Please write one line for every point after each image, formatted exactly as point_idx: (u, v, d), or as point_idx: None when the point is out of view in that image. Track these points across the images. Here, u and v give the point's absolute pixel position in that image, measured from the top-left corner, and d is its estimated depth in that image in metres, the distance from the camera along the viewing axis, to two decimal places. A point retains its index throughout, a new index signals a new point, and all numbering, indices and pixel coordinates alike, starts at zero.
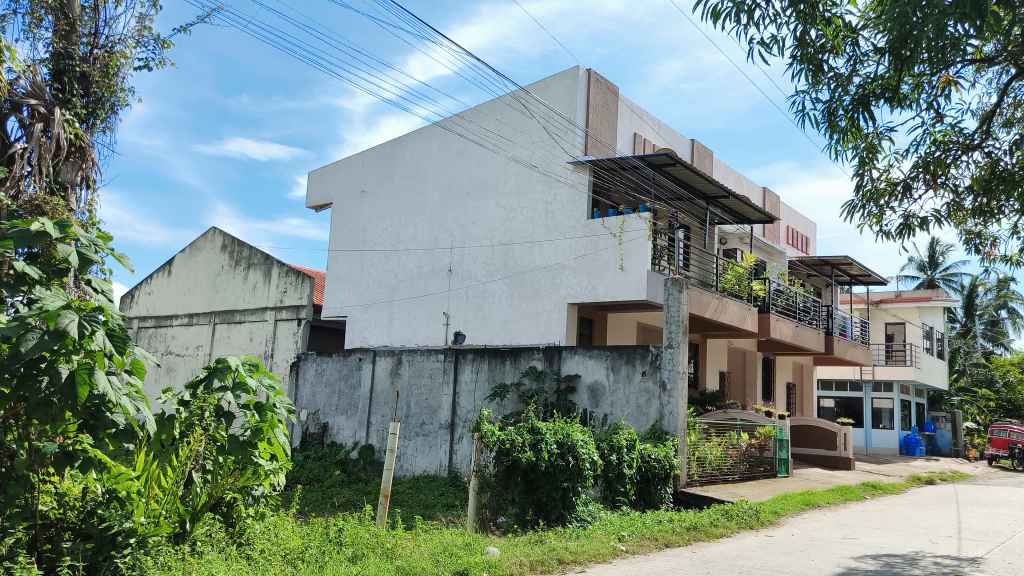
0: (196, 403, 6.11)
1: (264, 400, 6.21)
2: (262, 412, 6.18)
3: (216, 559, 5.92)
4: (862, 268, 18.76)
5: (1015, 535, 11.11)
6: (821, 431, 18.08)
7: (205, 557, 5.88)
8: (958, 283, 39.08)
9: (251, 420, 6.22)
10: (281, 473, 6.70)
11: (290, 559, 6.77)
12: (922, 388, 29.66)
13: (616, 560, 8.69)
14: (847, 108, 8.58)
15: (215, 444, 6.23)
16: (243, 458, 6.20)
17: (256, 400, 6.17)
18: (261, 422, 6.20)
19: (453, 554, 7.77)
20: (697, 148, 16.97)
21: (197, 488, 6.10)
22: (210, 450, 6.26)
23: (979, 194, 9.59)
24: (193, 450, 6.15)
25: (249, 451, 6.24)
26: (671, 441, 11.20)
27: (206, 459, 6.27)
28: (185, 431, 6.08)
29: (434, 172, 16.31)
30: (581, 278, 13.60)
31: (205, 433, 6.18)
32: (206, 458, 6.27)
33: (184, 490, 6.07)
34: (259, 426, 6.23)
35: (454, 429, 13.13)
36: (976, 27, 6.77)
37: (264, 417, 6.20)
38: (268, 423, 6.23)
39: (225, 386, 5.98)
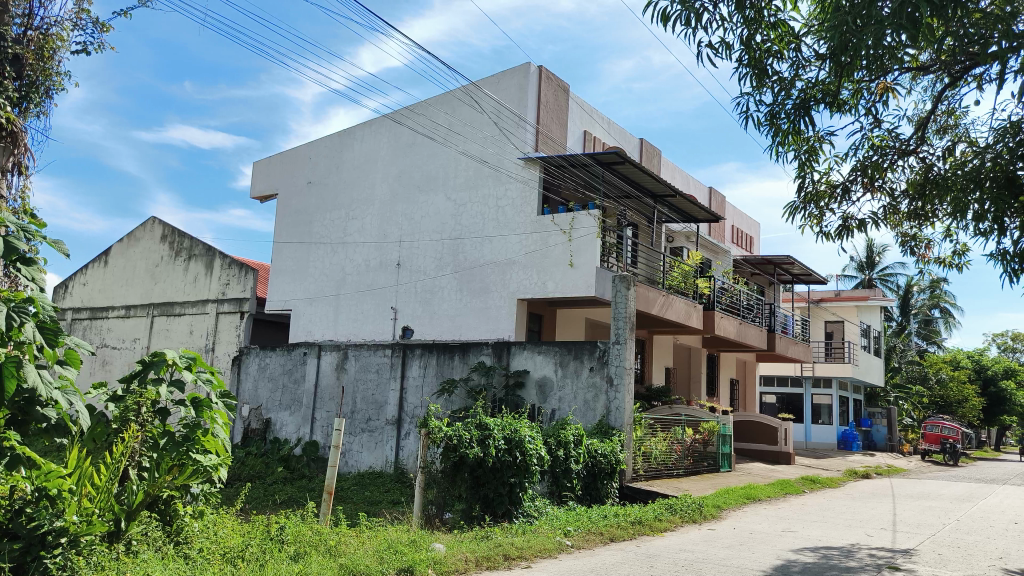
0: (132, 398, 5.93)
1: (202, 396, 6.17)
2: (199, 407, 6.15)
3: (152, 559, 5.74)
4: (803, 268, 19.24)
5: (945, 527, 11.51)
6: (763, 427, 18.48)
7: (141, 557, 5.70)
8: (895, 283, 40.46)
9: (188, 416, 6.19)
10: (222, 470, 6.54)
11: (230, 558, 6.50)
12: (859, 385, 30.62)
13: (562, 555, 8.73)
14: (789, 113, 8.86)
15: (151, 441, 6.03)
16: (182, 454, 6.06)
17: (193, 395, 6.16)
18: (199, 418, 6.17)
19: (399, 551, 7.69)
20: (646, 147, 17.15)
21: (133, 486, 5.85)
22: (146, 446, 6.02)
23: (915, 198, 10.05)
24: (130, 446, 5.87)
25: (188, 447, 6.10)
26: (618, 436, 11.32)
27: (142, 456, 6.02)
28: (118, 428, 5.90)
29: (383, 165, 16.14)
30: (531, 274, 13.61)
31: (140, 429, 5.96)
32: (143, 455, 6.02)
33: (118, 488, 5.80)
34: (199, 420, 6.19)
35: (401, 424, 13.01)
36: (911, 37, 7.00)
37: (201, 413, 6.17)
38: (206, 419, 6.21)
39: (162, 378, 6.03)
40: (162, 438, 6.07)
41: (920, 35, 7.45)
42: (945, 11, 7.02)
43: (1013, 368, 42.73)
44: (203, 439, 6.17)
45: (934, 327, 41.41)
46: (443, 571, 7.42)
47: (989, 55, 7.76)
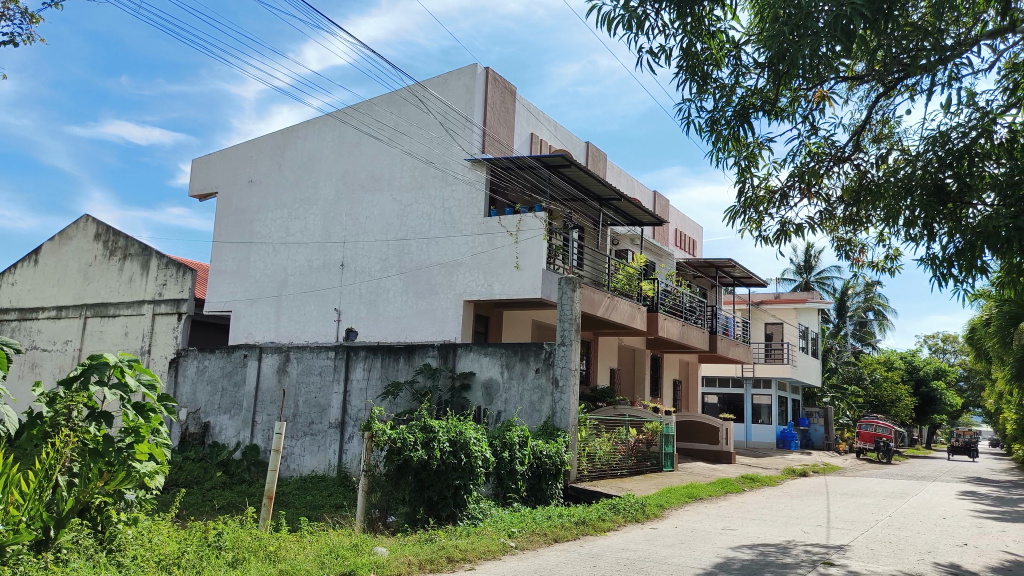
0: (63, 401, 5.69)
1: (144, 401, 6.12)
2: (143, 412, 6.10)
3: (84, 568, 5.50)
4: (744, 271, 19.65)
5: (878, 523, 11.87)
6: (705, 426, 18.81)
7: (73, 566, 5.45)
8: (832, 286, 41.64)
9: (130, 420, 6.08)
10: (159, 477, 6.38)
11: (166, 565, 6.22)
12: (798, 385, 31.43)
13: (506, 556, 8.74)
14: (729, 120, 9.05)
15: (86, 447, 5.76)
16: (120, 462, 5.89)
17: (136, 400, 6.09)
18: (143, 423, 6.09)
19: (340, 555, 7.59)
20: (592, 150, 17.29)
21: (64, 493, 5.55)
22: (79, 452, 5.71)
23: (850, 205, 10.41)
24: (64, 453, 5.60)
25: (127, 455, 5.95)
26: (563, 437, 11.40)
27: (74, 462, 5.72)
28: (49, 432, 5.60)
29: (327, 164, 15.93)
30: (477, 276, 13.59)
31: (74, 434, 5.71)
32: (75, 461, 5.70)
33: (48, 496, 5.50)
34: (140, 428, 6.09)
35: (345, 428, 12.85)
36: (846, 47, 7.20)
37: (147, 418, 6.10)
38: (148, 425, 6.12)
39: (105, 383, 5.87)
40: (100, 444, 5.83)
41: (853, 46, 7.69)
42: (878, 24, 7.27)
43: (943, 368, 44.41)
44: (143, 446, 6.05)
45: (869, 329, 42.75)
46: (385, 573, 7.35)
47: (920, 66, 8.06)
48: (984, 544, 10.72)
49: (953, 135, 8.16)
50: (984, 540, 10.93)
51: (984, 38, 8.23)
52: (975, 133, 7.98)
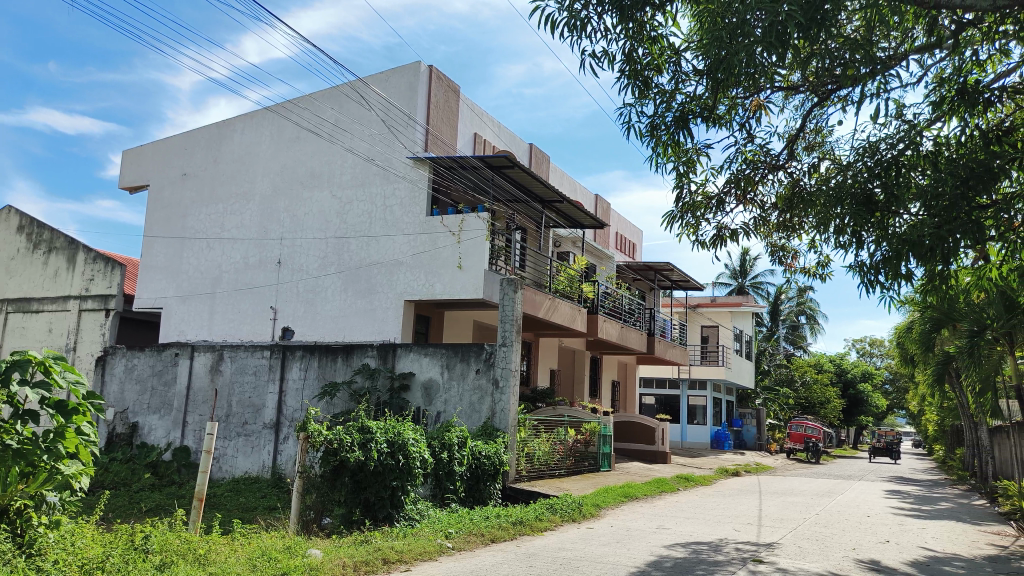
0: None
1: (69, 399, 5.73)
2: (66, 413, 5.68)
3: None
4: (682, 275, 20.05)
5: (805, 521, 12.26)
6: (642, 427, 19.13)
7: None
8: (766, 291, 42.78)
9: (53, 421, 5.69)
10: (85, 477, 6.04)
11: (89, 570, 5.77)
12: (732, 387, 32.24)
13: (442, 557, 8.72)
14: (669, 126, 9.23)
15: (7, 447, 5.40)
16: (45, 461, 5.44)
17: (58, 398, 5.70)
18: (65, 423, 5.70)
19: (272, 558, 7.44)
20: (535, 152, 17.40)
21: None
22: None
23: (783, 211, 10.74)
24: None
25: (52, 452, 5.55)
26: (502, 437, 11.45)
27: None
28: None
29: (264, 160, 15.62)
30: (418, 275, 13.50)
31: None
32: None
33: None
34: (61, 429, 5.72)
35: (279, 428, 12.63)
36: (781, 56, 7.35)
37: (69, 418, 5.70)
38: (73, 423, 5.74)
39: (25, 379, 5.49)
40: (25, 443, 5.56)
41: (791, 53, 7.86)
42: (812, 32, 7.37)
43: (870, 372, 46.16)
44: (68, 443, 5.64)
45: (801, 333, 44.00)
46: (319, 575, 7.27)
47: (852, 76, 8.33)
48: (904, 540, 11.18)
49: (883, 146, 8.49)
50: (904, 537, 11.40)
51: (913, 52, 8.57)
52: (903, 144, 8.32)
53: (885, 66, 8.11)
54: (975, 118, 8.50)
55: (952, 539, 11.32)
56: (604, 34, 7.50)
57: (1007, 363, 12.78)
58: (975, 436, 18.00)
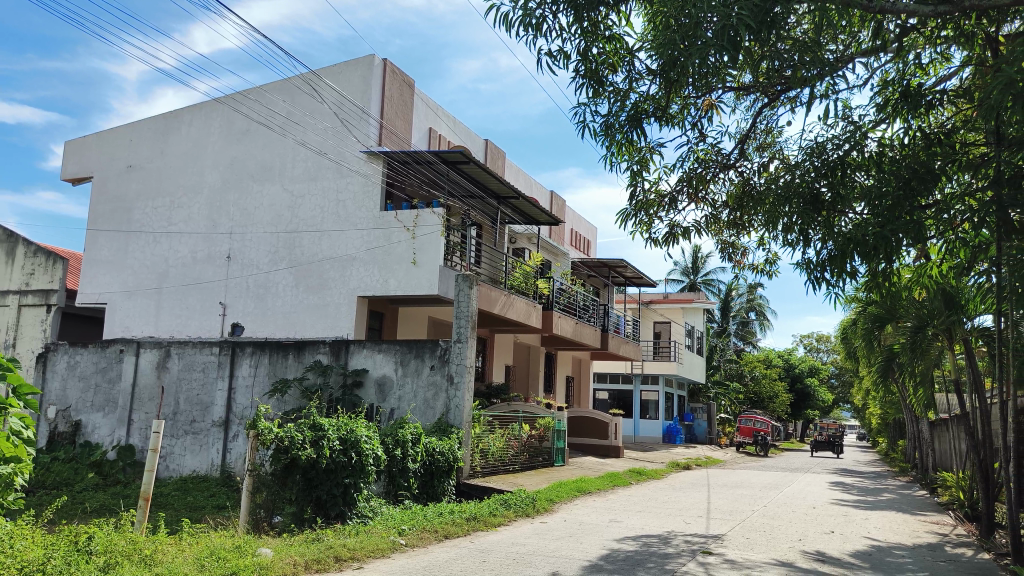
0: None
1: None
2: None
3: None
4: (635, 271, 20.28)
5: (753, 513, 12.53)
6: (595, 421, 19.33)
7: None
8: (717, 287, 43.53)
9: None
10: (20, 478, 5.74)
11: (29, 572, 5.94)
12: (684, 381, 32.77)
13: (395, 554, 8.69)
14: (623, 125, 9.32)
15: None
16: None
17: None
18: None
19: (221, 558, 7.30)
20: (490, 148, 17.38)
21: None
22: None
23: (734, 210, 10.93)
24: None
25: None
26: (456, 433, 11.45)
27: None
28: None
29: (213, 152, 15.31)
30: (371, 271, 13.38)
31: None
32: None
33: None
34: None
35: (229, 426, 12.44)
36: (732, 59, 7.45)
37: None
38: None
39: None
40: None
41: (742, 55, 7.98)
42: (761, 34, 7.54)
43: (817, 366, 47.37)
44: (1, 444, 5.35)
45: (750, 329, 44.84)
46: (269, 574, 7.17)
47: (801, 78, 8.49)
48: (848, 531, 11.50)
49: (829, 147, 8.69)
50: (848, 528, 11.72)
51: (859, 55, 8.78)
52: (848, 146, 8.54)
53: (833, 68, 8.29)
54: (916, 121, 8.75)
55: (893, 529, 11.69)
56: (559, 33, 7.50)
57: (946, 358, 13.22)
58: (916, 430, 18.58)
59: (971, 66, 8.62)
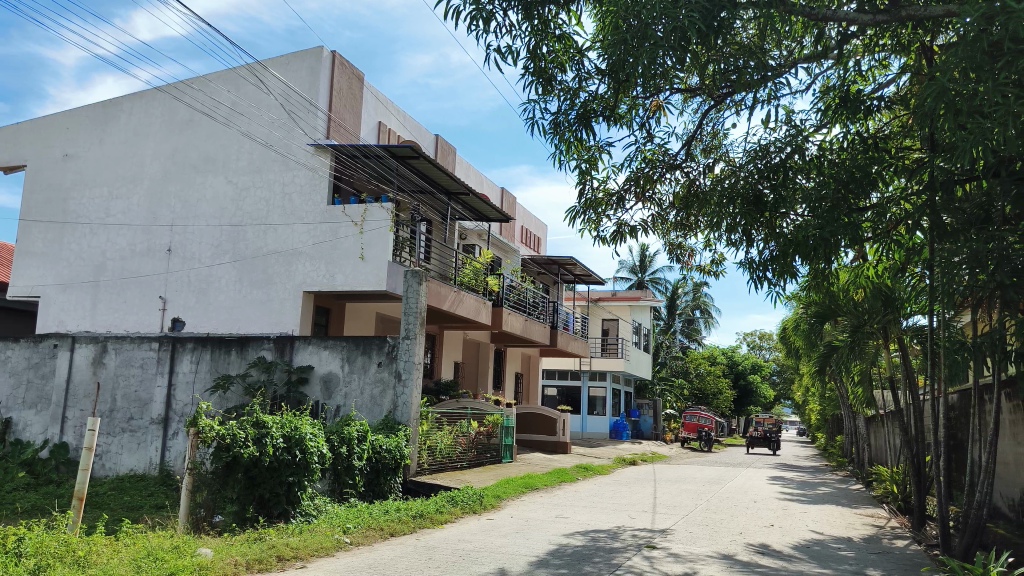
0: None
1: None
2: None
3: None
4: (585, 269, 20.45)
5: (696, 507, 12.76)
6: (542, 418, 19.45)
7: None
8: (663, 286, 44.15)
9: None
10: None
11: None
12: (631, 378, 33.18)
13: (340, 553, 8.60)
14: (572, 124, 9.37)
15: None
16: None
17: None
18: None
19: (159, 558, 7.12)
20: (441, 144, 17.32)
21: None
22: None
23: (679, 210, 11.09)
24: None
25: None
26: (403, 431, 11.39)
27: None
28: None
29: (154, 142, 14.91)
30: (318, 265, 13.20)
31: None
32: None
33: None
34: None
35: (168, 423, 12.16)
36: (681, 59, 7.53)
37: None
38: None
39: None
40: None
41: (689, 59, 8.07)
42: (709, 38, 7.65)
43: (759, 363, 48.51)
44: None
45: (696, 326, 45.57)
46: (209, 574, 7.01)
47: (745, 82, 8.65)
48: (788, 524, 11.78)
49: (773, 149, 8.88)
50: (788, 521, 12.02)
51: (802, 60, 8.98)
52: (790, 149, 8.74)
53: (775, 73, 8.47)
54: (855, 126, 9.00)
55: (830, 522, 12.02)
56: (511, 30, 7.44)
57: (882, 356, 13.64)
58: (853, 425, 19.16)
59: (908, 74, 8.89)
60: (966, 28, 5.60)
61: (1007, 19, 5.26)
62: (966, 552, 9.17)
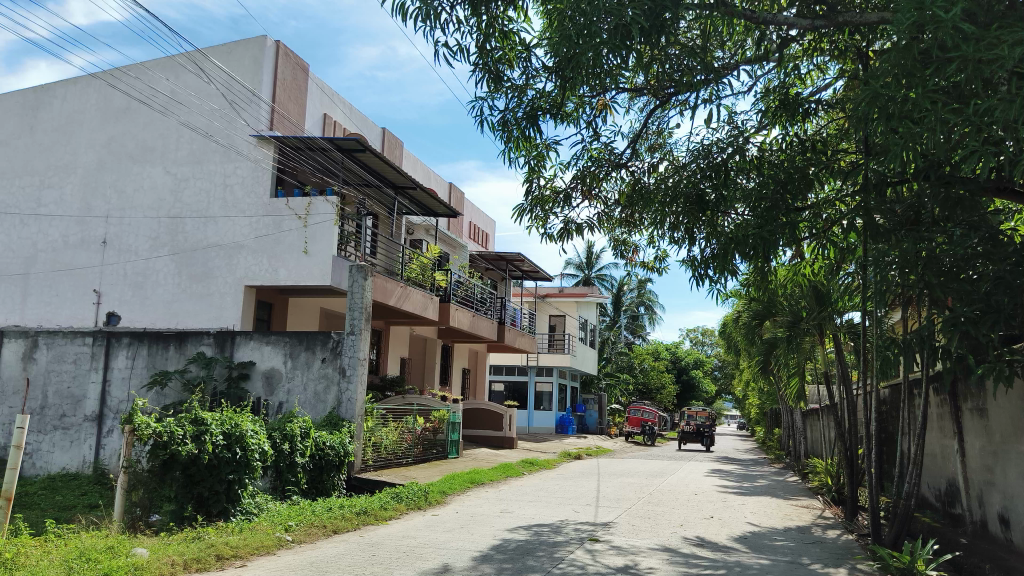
0: None
1: None
2: None
3: None
4: (532, 265, 20.54)
5: (639, 500, 12.97)
6: (489, 413, 19.51)
7: None
8: (609, 283, 44.61)
9: None
10: None
11: None
12: (577, 373, 33.52)
13: (281, 551, 8.48)
14: (520, 122, 9.40)
15: None
16: None
17: None
18: None
19: (92, 559, 6.92)
20: (388, 137, 17.18)
21: None
22: None
23: (624, 208, 11.24)
24: None
25: None
26: (347, 427, 11.31)
27: None
28: None
29: (89, 130, 14.44)
30: (260, 259, 12.97)
31: None
32: None
33: None
34: None
35: (103, 421, 11.85)
36: (627, 59, 7.60)
37: None
38: None
39: None
40: None
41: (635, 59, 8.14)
42: (653, 39, 7.75)
43: (702, 359, 49.53)
44: None
45: (640, 322, 46.20)
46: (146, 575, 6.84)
47: (689, 82, 8.79)
48: (727, 516, 12.05)
49: (715, 149, 9.05)
50: (727, 513, 12.31)
51: (744, 63, 9.15)
52: (731, 149, 8.94)
53: (718, 75, 8.62)
54: (795, 127, 9.23)
55: (768, 514, 12.36)
56: (459, 25, 7.39)
57: (819, 352, 14.04)
58: (791, 419, 19.70)
59: (845, 78, 9.16)
60: (898, 36, 5.68)
61: (936, 28, 5.43)
62: (894, 540, 9.50)
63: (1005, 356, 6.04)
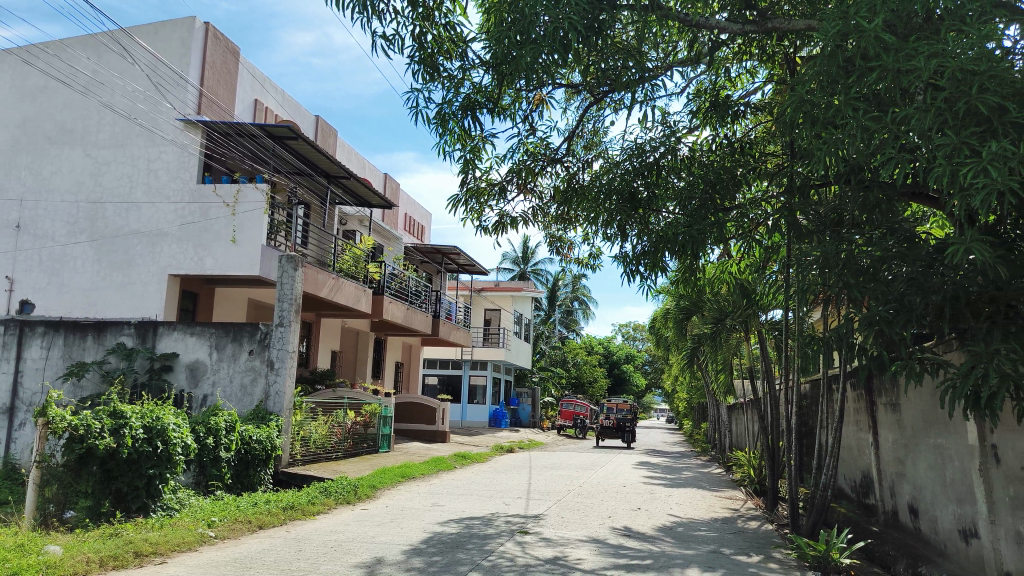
0: None
1: None
2: None
3: None
4: (468, 259, 20.53)
5: (569, 493, 13.14)
6: (421, 406, 19.45)
7: None
8: (545, 278, 44.92)
9: None
10: None
11: None
12: (511, 367, 33.70)
13: (204, 547, 8.27)
14: (456, 114, 9.36)
15: None
16: None
17: None
18: None
19: (1, 558, 6.60)
20: (322, 125, 16.91)
21: None
22: None
23: (557, 204, 11.34)
24: None
25: None
26: (275, 421, 11.11)
27: None
28: None
29: (2, 109, 13.75)
30: (185, 247, 12.60)
31: None
32: None
33: None
34: None
35: (14, 414, 11.37)
36: (564, 58, 7.65)
37: None
38: None
39: None
40: None
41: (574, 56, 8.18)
42: (590, 39, 7.83)
43: (634, 353, 50.43)
44: None
45: (575, 317, 46.68)
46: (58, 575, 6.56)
47: (623, 82, 8.92)
48: (653, 508, 12.33)
49: (648, 149, 9.20)
50: (654, 504, 12.58)
51: (678, 65, 9.30)
52: (663, 149, 9.13)
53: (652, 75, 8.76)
54: (723, 130, 9.47)
55: (692, 505, 12.69)
56: (396, 14, 7.28)
57: (744, 348, 14.46)
58: (717, 413, 20.25)
59: (772, 83, 9.42)
60: (823, 44, 5.85)
61: (859, 38, 5.60)
62: (811, 530, 9.86)
63: (912, 354, 6.35)
